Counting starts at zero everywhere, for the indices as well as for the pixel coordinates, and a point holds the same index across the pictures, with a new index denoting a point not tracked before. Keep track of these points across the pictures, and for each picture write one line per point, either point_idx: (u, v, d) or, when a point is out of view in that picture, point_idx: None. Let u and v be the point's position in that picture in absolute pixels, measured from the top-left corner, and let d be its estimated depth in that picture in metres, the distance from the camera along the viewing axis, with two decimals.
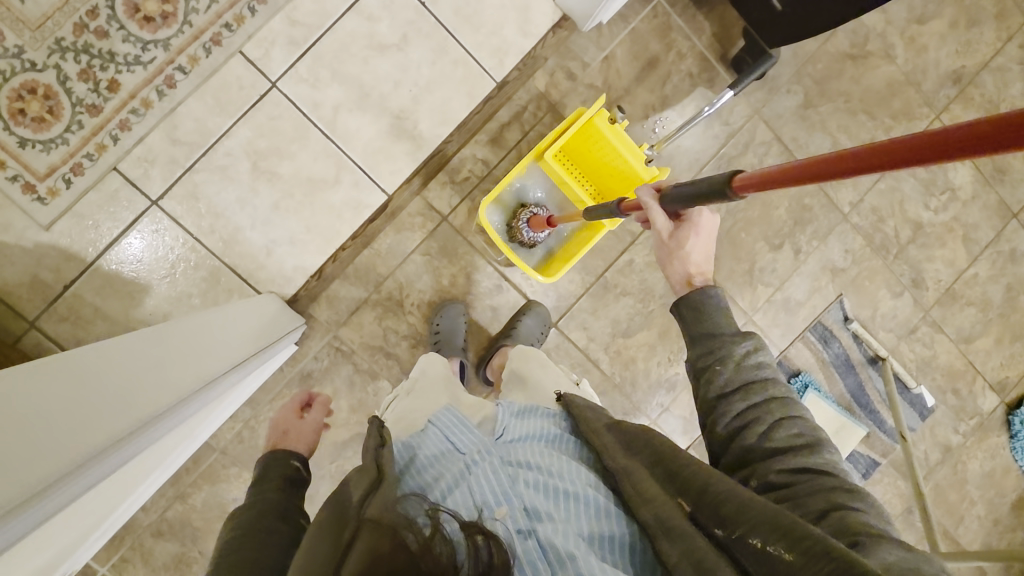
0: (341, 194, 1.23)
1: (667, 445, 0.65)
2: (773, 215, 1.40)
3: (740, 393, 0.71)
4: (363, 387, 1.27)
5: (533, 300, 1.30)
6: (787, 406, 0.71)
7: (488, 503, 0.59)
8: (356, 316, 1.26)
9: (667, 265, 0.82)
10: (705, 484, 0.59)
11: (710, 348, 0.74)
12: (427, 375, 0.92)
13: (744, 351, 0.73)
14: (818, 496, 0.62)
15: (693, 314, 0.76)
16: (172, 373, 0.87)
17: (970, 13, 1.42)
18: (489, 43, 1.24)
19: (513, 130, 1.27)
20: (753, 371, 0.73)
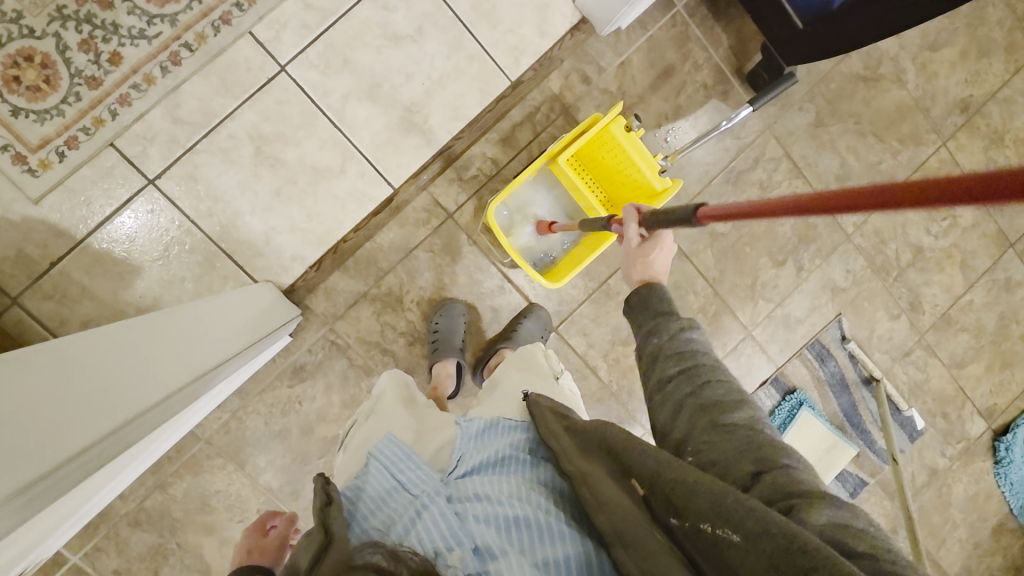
0: (346, 185, 1.20)
1: (619, 439, 0.62)
2: (778, 231, 1.39)
3: (670, 359, 0.71)
4: (356, 382, 1.24)
5: (534, 303, 1.29)
6: (717, 371, 0.68)
7: (439, 548, 0.56)
8: (353, 310, 1.23)
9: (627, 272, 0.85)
10: (654, 474, 0.56)
11: (652, 326, 0.77)
12: (386, 395, 0.87)
13: (673, 326, 0.75)
14: (742, 454, 0.58)
15: (640, 303, 0.80)
16: (159, 364, 0.85)
17: (982, 43, 1.43)
18: (506, 41, 1.22)
19: (524, 131, 1.26)
20: (686, 339, 0.73)
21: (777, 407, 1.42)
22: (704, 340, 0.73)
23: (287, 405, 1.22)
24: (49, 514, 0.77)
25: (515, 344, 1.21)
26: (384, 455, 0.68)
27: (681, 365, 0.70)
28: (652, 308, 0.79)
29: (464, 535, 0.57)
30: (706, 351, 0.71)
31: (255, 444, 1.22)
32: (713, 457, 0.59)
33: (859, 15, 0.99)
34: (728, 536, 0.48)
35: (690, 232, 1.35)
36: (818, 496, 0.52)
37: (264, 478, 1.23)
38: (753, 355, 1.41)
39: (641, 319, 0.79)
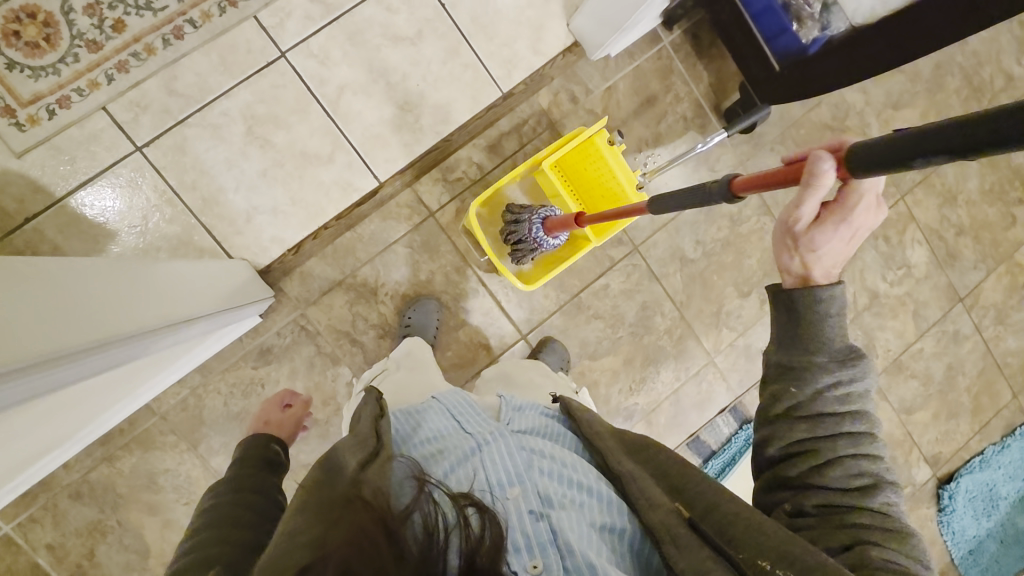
0: (333, 172, 1.22)
1: (673, 460, 0.70)
2: (745, 262, 1.44)
3: (804, 422, 0.66)
4: (322, 370, 1.23)
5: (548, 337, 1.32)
6: (858, 444, 0.65)
7: (502, 484, 0.64)
8: (327, 297, 1.23)
9: (779, 245, 0.66)
10: (713, 504, 0.64)
11: (794, 365, 0.67)
12: (413, 356, 1.06)
13: (821, 387, 0.66)
14: (841, 529, 0.61)
15: (789, 319, 0.68)
16: (142, 310, 0.87)
17: (940, 108, 1.54)
18: (500, 54, 1.28)
19: (511, 141, 1.30)
20: (820, 401, 0.66)
21: (733, 435, 1.45)
22: (856, 394, 0.66)
23: (249, 386, 1.20)
24: (36, 425, 0.81)
25: None
26: (447, 402, 0.79)
27: (814, 432, 0.66)
28: (800, 338, 0.67)
29: (527, 479, 0.64)
30: (849, 412, 0.66)
31: (211, 424, 1.18)
32: (818, 529, 0.62)
33: (834, 59, 1.07)
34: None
35: (662, 255, 1.40)
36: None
37: (215, 461, 1.19)
38: (714, 382, 1.44)
39: (787, 349, 0.68)
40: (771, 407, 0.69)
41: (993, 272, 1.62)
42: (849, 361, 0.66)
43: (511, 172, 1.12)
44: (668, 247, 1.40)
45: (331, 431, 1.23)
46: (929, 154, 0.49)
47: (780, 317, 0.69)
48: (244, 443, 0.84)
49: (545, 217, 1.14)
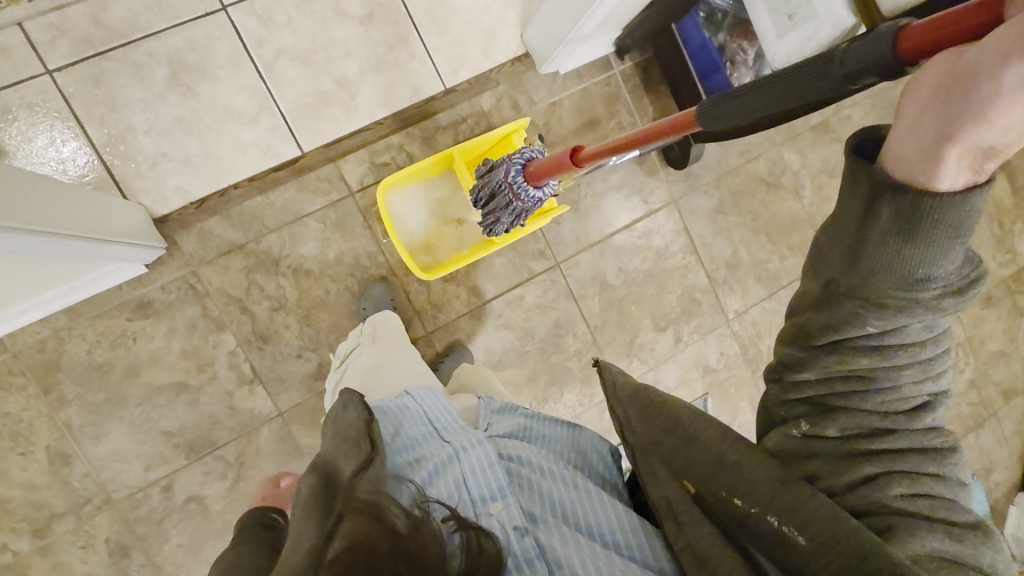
0: (254, 134, 1.18)
1: (676, 406, 0.66)
2: (664, 298, 1.43)
3: (865, 353, 0.56)
4: (203, 334, 1.17)
5: (458, 343, 1.30)
6: (924, 366, 0.57)
7: (484, 496, 0.64)
8: (224, 259, 1.17)
9: (1016, 89, 0.41)
10: (715, 459, 0.62)
11: (888, 274, 0.53)
12: (382, 329, 1.07)
13: (904, 324, 0.55)
14: (856, 460, 0.58)
15: (897, 229, 0.51)
16: (28, 213, 0.82)
17: None
18: (449, 51, 1.27)
19: (446, 136, 1.29)
20: (895, 329, 0.55)
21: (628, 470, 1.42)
22: (940, 321, 0.56)
23: (119, 338, 1.13)
24: None
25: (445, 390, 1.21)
26: (424, 408, 0.79)
27: (872, 361, 0.56)
28: (899, 265, 0.52)
29: (508, 489, 0.65)
30: (931, 340, 0.56)
31: (68, 371, 1.11)
32: (829, 461, 0.59)
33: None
34: (796, 540, 0.55)
35: (582, 276, 1.38)
36: (920, 523, 0.54)
37: (64, 411, 1.11)
38: None
39: (877, 278, 0.53)
40: (815, 332, 0.58)
41: None
42: (965, 294, 0.53)
43: (432, 157, 1.13)
44: (589, 269, 1.38)
45: (201, 400, 1.17)
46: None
47: (888, 233, 0.52)
48: (246, 517, 0.92)
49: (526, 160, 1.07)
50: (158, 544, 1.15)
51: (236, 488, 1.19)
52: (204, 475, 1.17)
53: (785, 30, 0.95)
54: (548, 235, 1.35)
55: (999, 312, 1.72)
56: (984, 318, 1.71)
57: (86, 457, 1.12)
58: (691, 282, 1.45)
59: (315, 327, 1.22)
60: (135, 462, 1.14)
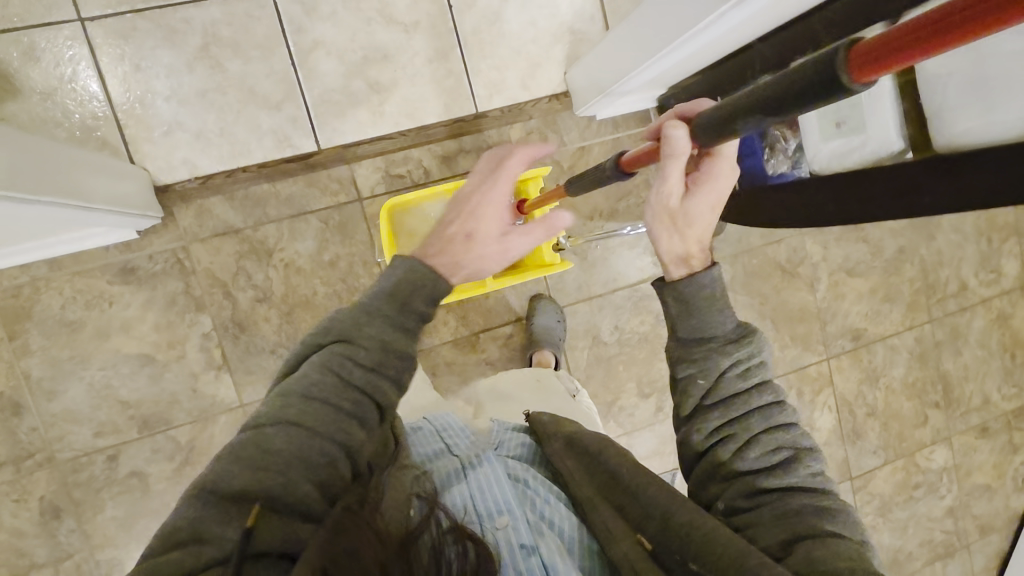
0: (274, 121, 1.15)
1: (615, 454, 0.70)
2: (655, 364, 1.39)
3: (715, 409, 0.66)
4: (181, 311, 1.14)
5: (534, 297, 1.30)
6: (768, 418, 0.65)
7: (490, 512, 0.65)
8: (217, 240, 1.15)
9: (653, 224, 0.66)
10: (665, 514, 0.61)
11: (697, 343, 0.67)
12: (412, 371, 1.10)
13: (718, 368, 0.66)
14: (781, 526, 0.59)
15: (681, 307, 0.67)
16: (35, 178, 0.79)
17: (890, 288, 1.54)
18: (488, 75, 1.24)
19: (468, 159, 1.25)
20: (723, 382, 0.66)
21: None
22: (759, 371, 0.67)
23: (95, 299, 1.11)
24: None
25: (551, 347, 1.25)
26: (439, 424, 0.81)
27: (724, 421, 0.66)
28: (699, 327, 0.67)
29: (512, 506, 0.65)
30: (754, 391, 0.66)
31: (37, 322, 1.09)
32: (760, 526, 0.60)
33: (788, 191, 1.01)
34: None
35: (576, 326, 1.34)
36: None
37: (25, 360, 1.09)
38: None
39: (687, 340, 0.68)
40: (682, 408, 0.69)
41: (890, 463, 1.59)
42: (742, 340, 0.66)
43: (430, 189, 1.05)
44: (584, 321, 1.34)
45: (164, 376, 1.14)
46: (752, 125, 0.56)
47: (676, 313, 0.68)
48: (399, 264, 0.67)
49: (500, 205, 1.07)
50: (91, 512, 1.13)
51: (182, 471, 1.16)
52: (152, 452, 1.15)
53: (829, 135, 0.91)
54: (550, 279, 1.32)
55: (994, 444, 1.67)
56: (977, 447, 1.65)
57: (36, 410, 1.10)
58: None
59: (295, 325, 1.19)
60: (85, 426, 1.12)
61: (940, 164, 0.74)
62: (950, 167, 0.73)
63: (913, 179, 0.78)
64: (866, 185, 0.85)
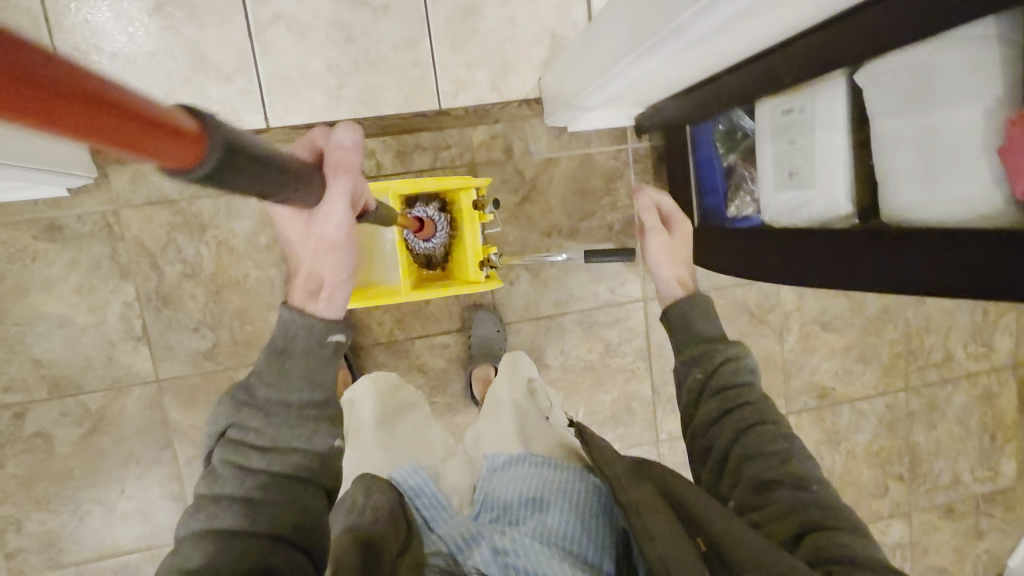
0: (223, 92, 1.10)
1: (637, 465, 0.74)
2: (597, 395, 1.32)
3: (716, 404, 0.82)
4: (104, 276, 1.11)
5: (469, 308, 1.25)
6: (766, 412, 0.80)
7: None
8: (150, 208, 1.11)
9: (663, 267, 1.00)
10: (704, 519, 0.62)
11: (700, 359, 0.87)
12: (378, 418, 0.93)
13: (721, 371, 0.85)
14: (786, 520, 0.67)
15: (679, 320, 0.92)
16: None
17: (867, 349, 1.45)
18: (457, 71, 1.17)
19: (424, 157, 1.19)
20: (722, 382, 0.84)
21: None
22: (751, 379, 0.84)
23: (18, 253, 1.08)
24: None
25: (488, 358, 1.20)
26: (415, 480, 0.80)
27: (727, 417, 0.80)
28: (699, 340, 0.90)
29: None
30: (751, 391, 0.83)
31: None
32: (769, 518, 0.68)
33: (751, 239, 0.92)
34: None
35: (518, 345, 1.28)
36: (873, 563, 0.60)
37: None
38: None
39: (688, 354, 0.89)
40: (688, 420, 0.85)
41: None
42: (740, 348, 0.87)
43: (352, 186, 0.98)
44: (527, 340, 1.28)
45: (81, 340, 1.11)
46: (278, 158, 0.58)
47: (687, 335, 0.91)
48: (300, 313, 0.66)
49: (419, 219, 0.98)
50: None
51: (89, 439, 1.14)
52: (60, 415, 1.12)
53: (782, 186, 0.82)
54: (496, 293, 1.25)
55: (957, 527, 1.57)
56: (938, 528, 1.56)
57: None
58: (632, 389, 1.33)
59: (221, 306, 1.15)
60: None
61: (904, 240, 0.65)
62: (915, 241, 0.64)
63: (876, 253, 0.69)
64: (829, 249, 0.75)
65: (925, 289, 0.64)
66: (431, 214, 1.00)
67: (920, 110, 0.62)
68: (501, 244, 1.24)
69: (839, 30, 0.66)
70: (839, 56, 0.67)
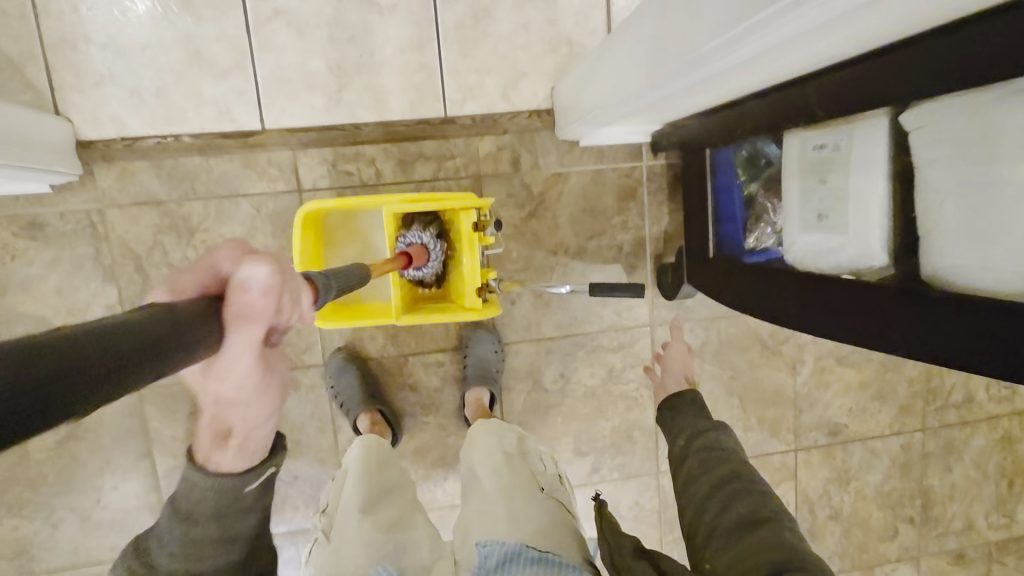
0: (217, 90, 1.05)
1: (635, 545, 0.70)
2: (597, 422, 1.26)
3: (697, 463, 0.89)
4: (86, 278, 1.06)
5: (467, 328, 1.19)
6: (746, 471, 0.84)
7: None
8: (136, 208, 1.06)
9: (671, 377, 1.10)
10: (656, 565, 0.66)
11: (688, 429, 0.96)
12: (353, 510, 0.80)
13: (707, 437, 0.92)
14: (756, 556, 0.69)
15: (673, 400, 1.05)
16: None
17: (883, 386, 1.38)
18: (465, 77, 1.10)
19: (427, 166, 1.13)
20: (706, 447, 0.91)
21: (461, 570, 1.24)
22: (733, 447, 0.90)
23: None
24: None
25: (489, 381, 1.14)
26: None
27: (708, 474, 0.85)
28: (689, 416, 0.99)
29: None
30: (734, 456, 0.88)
31: None
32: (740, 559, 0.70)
33: (770, 282, 0.84)
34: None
35: (517, 367, 1.22)
36: None
37: None
38: None
39: (678, 430, 0.98)
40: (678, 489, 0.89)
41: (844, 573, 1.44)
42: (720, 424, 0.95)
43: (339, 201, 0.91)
44: (527, 362, 1.22)
45: None
46: (128, 343, 0.36)
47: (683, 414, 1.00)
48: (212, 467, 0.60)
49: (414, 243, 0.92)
50: None
51: (65, 445, 1.09)
52: None
53: (808, 227, 0.76)
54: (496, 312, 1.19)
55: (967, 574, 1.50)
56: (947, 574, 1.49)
57: None
58: (634, 418, 1.27)
59: None
60: None
61: (948, 301, 0.58)
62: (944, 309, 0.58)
63: (910, 311, 0.62)
64: (857, 299, 0.68)
65: (967, 363, 0.57)
66: (426, 239, 0.94)
67: (971, 160, 0.55)
68: (504, 261, 1.18)
69: (880, 64, 0.60)
70: (879, 93, 0.61)
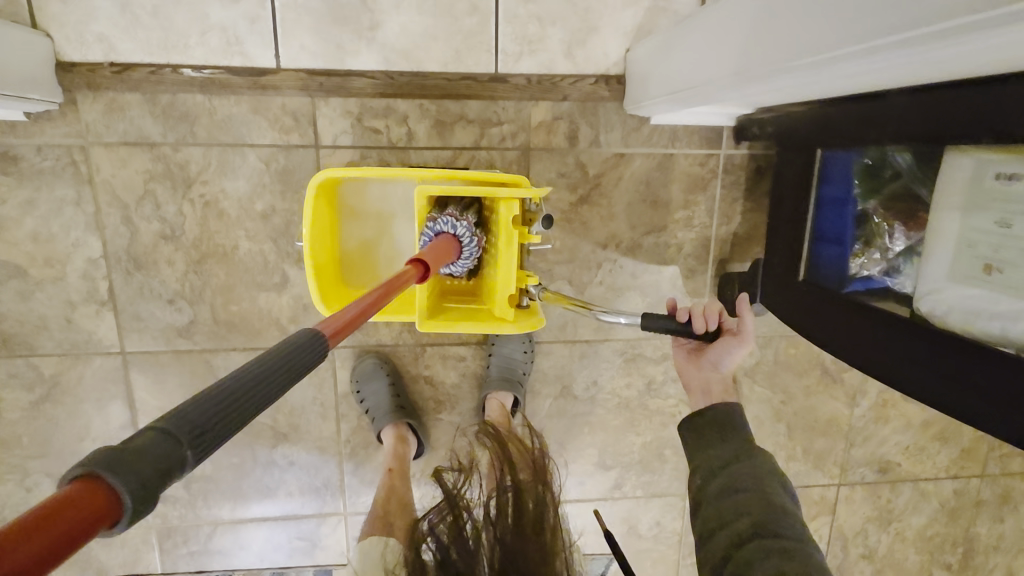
0: (225, 15, 0.86)
1: None
2: (627, 436, 1.13)
3: (718, 506, 0.66)
4: (66, 225, 0.92)
5: None
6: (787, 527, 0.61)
7: None
8: (126, 149, 0.90)
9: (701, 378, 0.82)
10: None
11: (711, 455, 0.72)
12: None
13: (735, 469, 0.68)
14: None
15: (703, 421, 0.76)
16: None
17: (948, 426, 1.23)
18: (524, 26, 0.91)
19: (468, 132, 0.95)
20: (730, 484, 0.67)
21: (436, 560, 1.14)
22: (770, 483, 0.66)
23: None
24: None
25: (513, 387, 1.00)
26: None
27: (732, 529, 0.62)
28: (712, 436, 0.74)
29: None
30: (771, 495, 0.64)
31: None
32: None
33: (891, 336, 0.68)
34: None
35: (545, 368, 1.08)
36: None
37: None
38: None
39: (697, 452, 0.73)
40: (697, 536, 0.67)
41: None
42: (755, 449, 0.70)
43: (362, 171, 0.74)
44: (557, 365, 1.08)
45: (35, 296, 0.94)
46: None
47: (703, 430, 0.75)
48: None
49: (444, 232, 0.76)
50: None
51: (40, 407, 0.98)
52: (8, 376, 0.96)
53: (967, 278, 0.61)
54: None
55: None
56: None
57: None
58: (668, 435, 1.14)
59: (203, 279, 0.96)
60: None
61: None
62: None
63: None
64: None
65: None
66: (461, 230, 0.77)
67: None
68: (545, 250, 1.02)
69: None
70: None
